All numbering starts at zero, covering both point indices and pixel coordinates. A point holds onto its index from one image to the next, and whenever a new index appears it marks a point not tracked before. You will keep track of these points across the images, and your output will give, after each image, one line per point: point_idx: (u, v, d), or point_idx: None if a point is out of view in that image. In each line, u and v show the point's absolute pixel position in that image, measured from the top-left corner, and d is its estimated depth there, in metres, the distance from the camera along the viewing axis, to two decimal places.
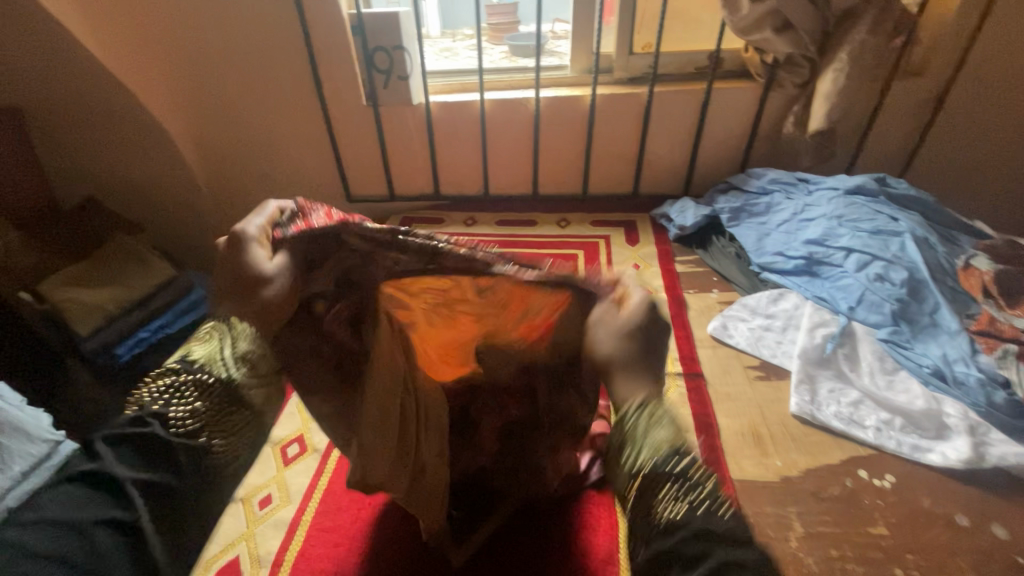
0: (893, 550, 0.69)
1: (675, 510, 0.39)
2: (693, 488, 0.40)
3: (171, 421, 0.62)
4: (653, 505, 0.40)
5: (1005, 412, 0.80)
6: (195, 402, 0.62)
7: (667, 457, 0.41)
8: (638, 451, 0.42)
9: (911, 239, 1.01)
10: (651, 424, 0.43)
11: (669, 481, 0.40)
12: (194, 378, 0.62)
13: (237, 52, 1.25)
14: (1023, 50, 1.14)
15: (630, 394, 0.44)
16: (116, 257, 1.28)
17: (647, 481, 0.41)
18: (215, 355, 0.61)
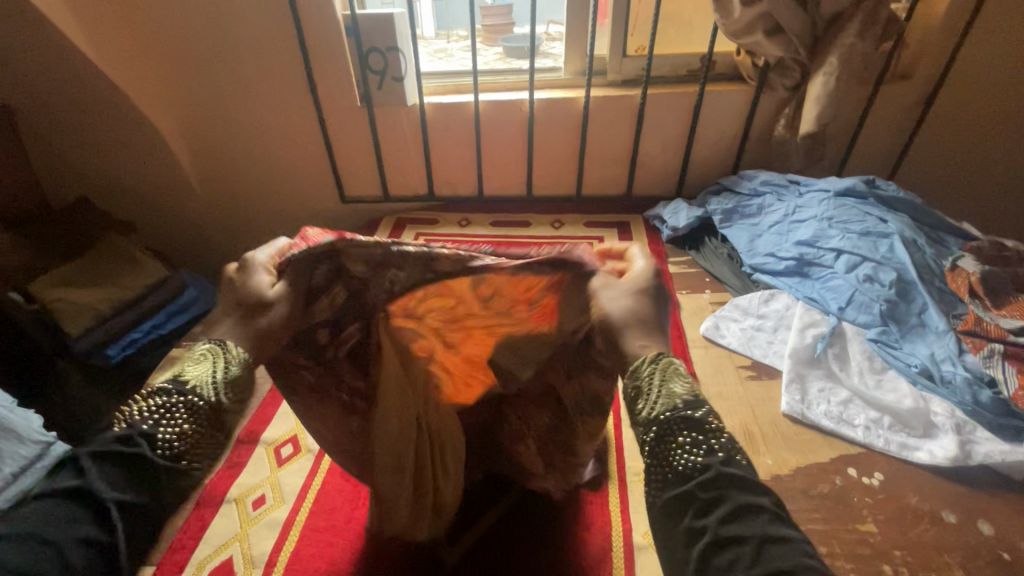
0: (881, 547, 0.70)
1: (693, 456, 0.44)
2: (709, 436, 0.44)
3: (164, 448, 0.42)
4: (671, 452, 0.44)
5: (992, 411, 0.81)
6: (173, 428, 0.43)
7: (685, 407, 0.45)
8: (655, 403, 0.47)
9: (899, 240, 1.02)
10: (668, 377, 0.47)
11: (684, 431, 0.45)
12: (193, 400, 0.44)
13: (230, 52, 1.24)
14: (1008, 54, 1.16)
15: (645, 349, 0.49)
16: (108, 256, 1.27)
17: (664, 430, 0.45)
18: (210, 379, 0.46)
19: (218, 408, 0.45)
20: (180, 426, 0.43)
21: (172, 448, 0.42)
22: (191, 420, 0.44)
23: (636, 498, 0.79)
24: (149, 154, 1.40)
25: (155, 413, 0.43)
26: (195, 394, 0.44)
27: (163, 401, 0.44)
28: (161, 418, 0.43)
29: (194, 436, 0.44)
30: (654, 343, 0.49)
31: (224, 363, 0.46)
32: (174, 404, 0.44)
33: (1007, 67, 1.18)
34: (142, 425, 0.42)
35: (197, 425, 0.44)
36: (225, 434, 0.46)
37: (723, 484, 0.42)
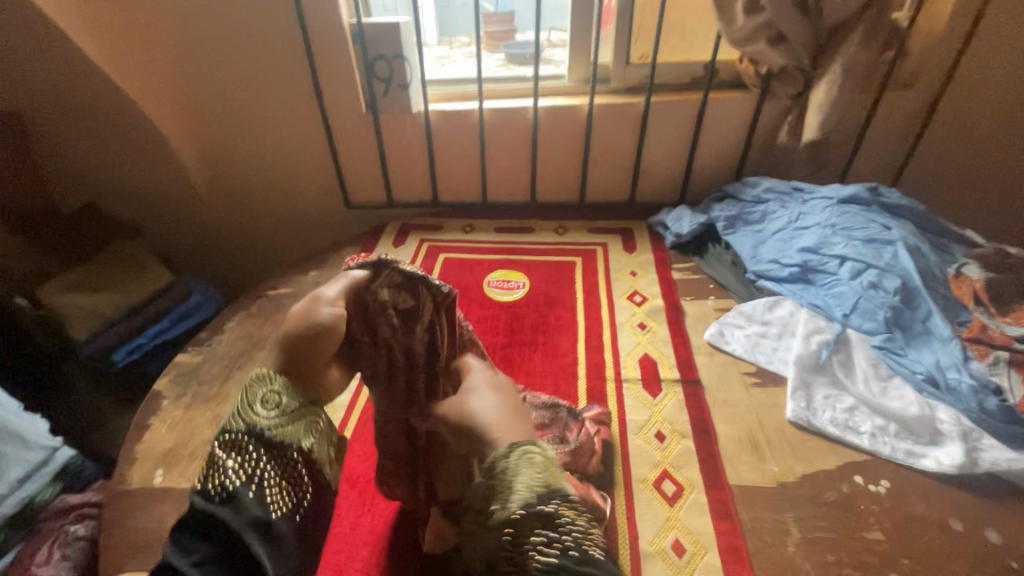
0: (888, 555, 0.70)
1: (546, 557, 0.45)
2: (562, 533, 0.46)
3: (227, 490, 0.47)
4: (527, 556, 0.45)
5: (997, 417, 0.81)
6: (226, 469, 0.48)
7: (540, 503, 0.46)
8: (511, 502, 0.47)
9: (904, 247, 1.01)
10: (520, 472, 0.48)
11: (540, 530, 0.46)
12: (242, 439, 0.50)
13: (238, 60, 1.25)
14: (1009, 62, 1.17)
15: (502, 444, 0.50)
16: (112, 263, 1.28)
17: (518, 532, 0.46)
18: (249, 409, 0.51)
19: (259, 432, 0.51)
20: (229, 466, 0.48)
21: (231, 487, 0.47)
22: (240, 454, 0.49)
23: (642, 506, 0.78)
24: (156, 161, 1.41)
25: (206, 469, 0.48)
26: (239, 431, 0.50)
27: (220, 452, 0.49)
28: (213, 472, 0.48)
29: (249, 468, 0.49)
30: (507, 437, 0.51)
31: (252, 394, 0.52)
32: (221, 452, 0.49)
33: (1010, 75, 1.18)
34: (200, 484, 0.47)
35: (249, 456, 0.49)
36: (279, 449, 0.51)
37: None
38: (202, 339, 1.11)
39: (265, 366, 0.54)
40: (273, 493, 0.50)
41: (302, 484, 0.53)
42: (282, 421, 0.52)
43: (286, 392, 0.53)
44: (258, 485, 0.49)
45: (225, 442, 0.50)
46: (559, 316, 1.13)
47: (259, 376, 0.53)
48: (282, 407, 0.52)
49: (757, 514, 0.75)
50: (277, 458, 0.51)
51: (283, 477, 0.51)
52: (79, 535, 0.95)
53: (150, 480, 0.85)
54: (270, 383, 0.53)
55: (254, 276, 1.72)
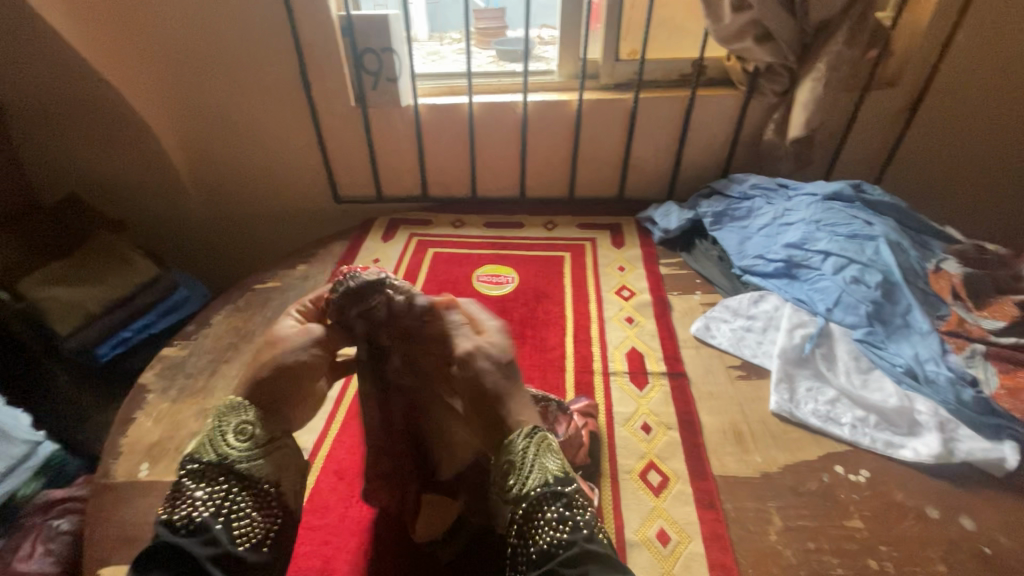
0: (867, 542, 0.72)
1: (557, 532, 0.49)
2: (574, 512, 0.50)
3: (191, 517, 0.49)
4: (537, 531, 0.50)
5: (973, 409, 0.84)
6: (193, 499, 0.51)
7: (555, 483, 0.51)
8: (529, 480, 0.52)
9: (885, 242, 1.03)
10: (541, 455, 0.52)
11: (552, 506, 0.50)
12: (208, 467, 0.52)
13: (225, 51, 1.24)
14: (989, 62, 1.19)
15: (523, 424, 0.54)
16: (97, 254, 1.26)
17: (533, 506, 0.50)
18: (215, 439, 0.53)
19: (230, 464, 0.52)
20: (196, 497, 0.51)
21: (196, 518, 0.49)
22: (208, 484, 0.51)
23: (629, 496, 0.79)
24: (141, 152, 1.39)
25: (173, 499, 0.51)
26: (205, 460, 0.52)
27: (189, 481, 0.52)
28: (182, 499, 0.51)
29: (217, 500, 0.51)
30: (530, 420, 0.55)
31: (222, 424, 0.54)
32: (192, 479, 0.52)
33: (990, 75, 1.21)
34: (167, 515, 0.50)
35: (217, 488, 0.51)
36: (249, 482, 0.52)
37: (586, 559, 0.47)
38: (187, 333, 1.10)
39: (238, 394, 0.55)
40: (242, 524, 0.50)
41: (274, 516, 0.53)
42: (251, 452, 0.53)
43: (257, 424, 0.53)
44: (225, 516, 0.50)
45: (194, 470, 0.52)
46: (548, 311, 1.14)
47: (229, 407, 0.54)
48: (250, 438, 0.53)
49: (739, 503, 0.77)
50: (246, 490, 0.52)
51: (254, 508, 0.51)
52: (62, 530, 0.93)
53: (135, 473, 0.84)
54: (242, 414, 0.53)
55: (241, 271, 1.70)
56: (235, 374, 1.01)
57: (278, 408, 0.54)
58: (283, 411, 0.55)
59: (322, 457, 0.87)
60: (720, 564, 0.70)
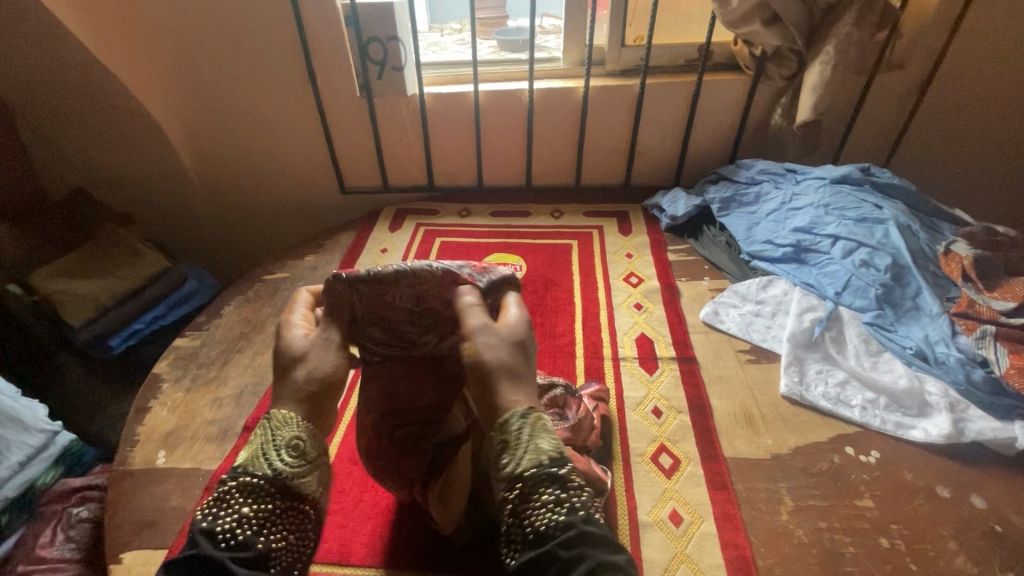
0: (878, 521, 0.72)
1: (553, 515, 0.44)
2: (570, 494, 0.45)
3: (231, 532, 0.44)
4: (532, 512, 0.45)
5: (983, 389, 0.84)
6: (238, 514, 0.45)
7: (551, 464, 0.46)
8: (523, 458, 0.47)
9: (894, 226, 1.03)
10: (535, 434, 0.48)
11: (547, 489, 0.45)
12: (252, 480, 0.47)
13: (229, 42, 1.24)
14: (999, 42, 1.18)
15: (515, 404, 0.49)
16: (108, 249, 1.26)
17: (526, 487, 0.46)
18: (264, 451, 0.48)
19: (281, 481, 0.47)
20: (240, 511, 0.45)
21: (241, 534, 0.44)
22: (254, 500, 0.46)
23: (641, 479, 0.79)
24: (147, 144, 1.40)
25: (214, 508, 0.45)
26: (252, 472, 0.47)
27: (229, 493, 0.46)
28: (222, 512, 0.45)
29: (260, 517, 0.46)
30: (525, 401, 0.50)
31: (274, 437, 0.49)
32: (234, 492, 0.46)
33: (1000, 55, 1.19)
34: (207, 523, 0.44)
35: (262, 504, 0.46)
36: (295, 500, 0.48)
37: (585, 542, 0.42)
38: (199, 324, 1.11)
39: (288, 409, 0.51)
40: (281, 545, 0.46)
41: (309, 541, 0.48)
42: (303, 469, 0.48)
43: (309, 439, 0.50)
44: (268, 535, 0.45)
45: (237, 483, 0.47)
46: (556, 298, 1.14)
47: (279, 417, 0.50)
48: (303, 455, 0.49)
49: (751, 484, 0.78)
50: (290, 510, 0.47)
51: (295, 531, 0.47)
52: (82, 517, 0.96)
53: (153, 461, 0.85)
54: (297, 429, 0.49)
55: (249, 262, 1.72)
56: (248, 363, 1.02)
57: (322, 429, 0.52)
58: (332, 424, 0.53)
59: (337, 443, 0.89)
60: (732, 543, 0.71)
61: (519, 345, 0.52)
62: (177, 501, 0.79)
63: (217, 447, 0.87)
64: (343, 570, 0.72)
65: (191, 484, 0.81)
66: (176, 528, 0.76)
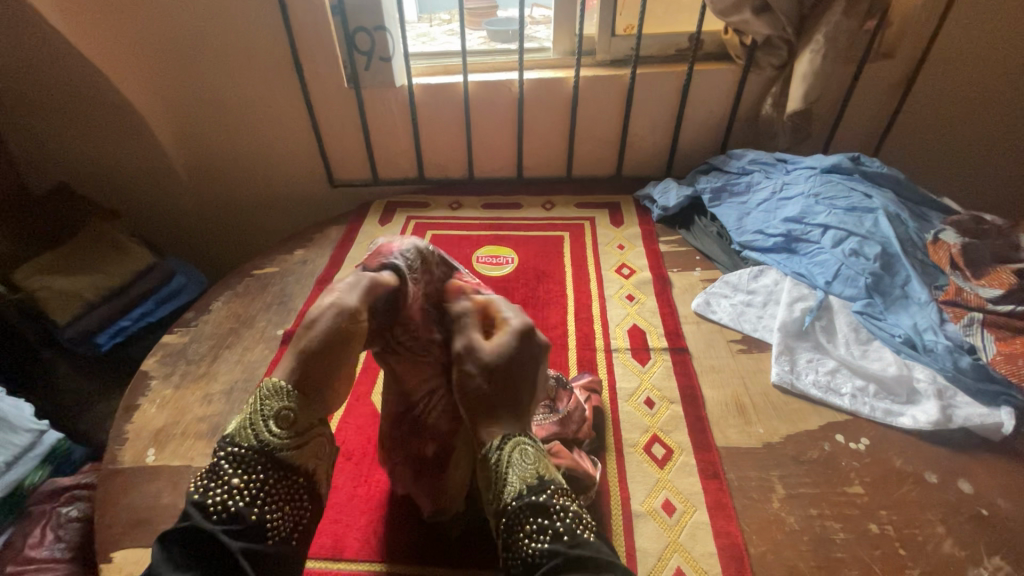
0: (867, 507, 0.73)
1: (538, 542, 0.46)
2: (553, 519, 0.48)
3: (222, 503, 0.47)
4: (520, 543, 0.47)
5: (970, 376, 0.85)
6: (229, 485, 0.47)
7: (530, 493, 0.49)
8: (506, 492, 0.50)
9: (884, 214, 1.04)
10: (514, 464, 0.51)
11: (530, 518, 0.48)
12: (241, 453, 0.49)
13: (210, 30, 1.21)
14: (986, 31, 1.18)
15: (495, 434, 0.53)
16: (91, 245, 1.24)
17: (512, 518, 0.49)
18: (252, 421, 0.50)
19: (271, 451, 0.49)
20: (231, 482, 0.48)
21: (233, 505, 0.47)
22: (245, 471, 0.48)
23: (634, 470, 0.80)
24: (131, 137, 1.37)
25: (207, 480, 0.48)
26: (242, 444, 0.49)
27: (219, 465, 0.48)
28: (214, 483, 0.47)
29: (250, 489, 0.48)
30: (505, 428, 0.53)
31: (263, 406, 0.50)
32: (226, 463, 0.48)
33: (988, 44, 1.20)
34: (200, 495, 0.47)
35: (253, 475, 0.48)
36: (285, 471, 0.50)
37: (572, 567, 0.44)
38: (187, 320, 1.10)
39: (279, 375, 0.51)
40: (274, 517, 0.48)
41: (303, 508, 0.51)
42: (292, 440, 0.51)
43: (298, 408, 0.51)
44: (260, 507, 0.48)
45: (228, 455, 0.49)
46: (548, 290, 1.14)
47: (269, 387, 0.50)
48: (291, 425, 0.51)
49: (743, 473, 0.78)
50: (282, 481, 0.50)
51: (288, 502, 0.49)
52: (72, 517, 0.95)
53: (143, 458, 0.84)
54: (285, 399, 0.50)
55: (237, 257, 1.70)
56: (238, 359, 1.01)
57: (319, 398, 0.52)
58: (325, 393, 0.53)
59: None
60: (724, 532, 0.71)
61: (501, 367, 0.53)
62: (168, 499, 0.78)
63: (207, 444, 0.86)
64: (337, 565, 0.71)
65: (182, 481, 0.80)
66: (168, 526, 0.75)
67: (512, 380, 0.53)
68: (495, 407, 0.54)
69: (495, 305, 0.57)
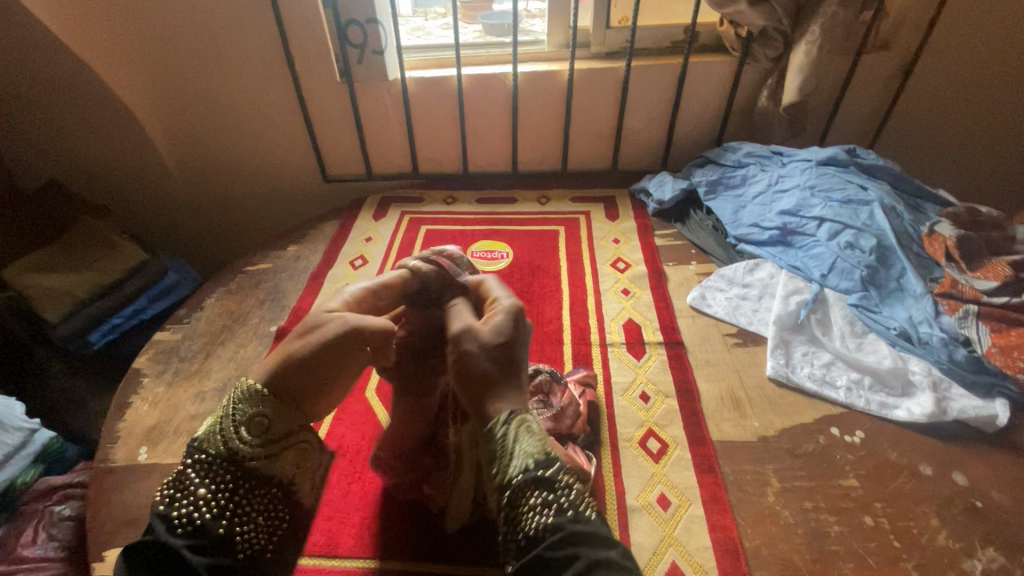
0: (862, 500, 0.73)
1: (542, 517, 0.46)
2: (558, 494, 0.47)
3: (186, 515, 0.47)
4: (523, 517, 0.47)
5: (966, 368, 0.85)
6: (196, 496, 0.48)
7: (536, 468, 0.48)
8: (511, 465, 0.49)
9: (880, 207, 1.04)
10: (518, 439, 0.50)
11: (535, 491, 0.47)
12: (207, 464, 0.49)
13: (199, 23, 1.19)
14: (983, 22, 1.18)
15: (502, 411, 0.51)
16: (83, 241, 1.23)
17: (516, 492, 0.48)
18: (220, 430, 0.51)
19: (239, 460, 0.50)
20: (198, 493, 0.48)
21: (199, 517, 0.47)
22: (212, 482, 0.48)
23: (629, 464, 0.80)
24: (122, 133, 1.36)
25: (174, 490, 0.48)
26: (209, 453, 0.50)
27: (186, 476, 0.49)
28: (181, 494, 0.48)
29: (218, 499, 0.48)
30: (510, 404, 0.52)
31: (232, 414, 0.51)
32: (194, 474, 0.49)
33: (983, 35, 1.19)
34: (166, 506, 0.47)
35: (221, 485, 0.49)
36: (255, 480, 0.50)
37: (575, 541, 0.44)
38: (180, 317, 1.09)
39: (254, 381, 0.52)
40: (244, 529, 0.48)
41: (278, 519, 0.51)
42: (261, 449, 0.50)
43: (269, 416, 0.51)
44: (228, 518, 0.48)
45: (194, 466, 0.49)
46: (543, 284, 1.13)
47: (245, 388, 0.52)
48: (262, 432, 0.51)
49: (738, 467, 0.78)
50: (254, 492, 0.50)
51: (258, 514, 0.49)
52: (65, 516, 0.94)
53: (135, 457, 0.84)
54: (256, 405, 0.51)
55: (231, 253, 1.69)
56: (231, 356, 1.00)
57: (295, 404, 0.53)
58: (304, 401, 0.54)
59: (322, 434, 0.88)
60: (720, 526, 0.71)
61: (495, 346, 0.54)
62: None
63: None
64: (331, 562, 0.71)
65: None
66: None
67: (507, 356, 0.54)
68: (494, 383, 0.53)
69: (488, 285, 0.62)
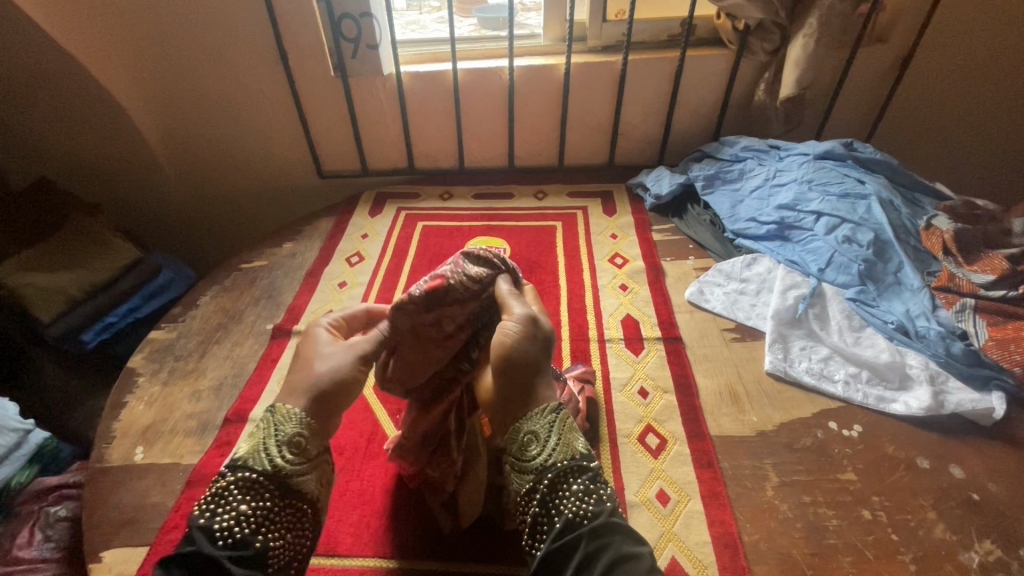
0: (861, 493, 0.73)
1: (583, 504, 0.49)
2: (598, 486, 0.51)
3: (226, 527, 0.47)
4: (562, 501, 0.50)
5: (962, 361, 0.86)
6: (236, 511, 0.48)
7: (578, 459, 0.52)
8: (555, 453, 0.53)
9: (877, 201, 1.04)
10: (565, 431, 0.54)
11: (577, 479, 0.51)
12: (247, 481, 0.49)
13: (190, 17, 1.17)
14: (980, 15, 1.18)
15: (549, 400, 0.55)
16: (77, 240, 1.21)
17: (558, 477, 0.51)
18: (261, 448, 0.51)
19: (280, 478, 0.50)
20: (239, 508, 0.48)
21: (238, 532, 0.47)
22: (253, 498, 0.48)
23: (628, 459, 0.80)
24: (113, 130, 1.34)
25: (214, 503, 0.48)
26: (252, 468, 0.50)
27: (226, 489, 0.49)
28: (221, 508, 0.48)
29: (257, 515, 0.48)
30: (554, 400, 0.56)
31: (276, 432, 0.52)
32: (234, 489, 0.49)
33: (980, 28, 1.19)
34: (206, 519, 0.47)
35: (260, 502, 0.49)
36: (291, 498, 0.50)
37: (614, 529, 0.47)
38: (175, 315, 1.08)
39: (293, 403, 0.53)
40: (276, 545, 0.48)
41: (305, 539, 0.51)
42: (300, 468, 0.51)
43: (309, 437, 0.52)
44: (264, 533, 0.48)
45: (234, 480, 0.49)
46: (541, 280, 1.13)
47: (280, 413, 0.53)
48: (301, 453, 0.52)
49: (737, 461, 0.78)
50: (286, 509, 0.50)
51: (292, 532, 0.50)
52: (61, 516, 0.94)
53: (131, 457, 0.83)
54: (298, 425, 0.52)
55: (226, 250, 1.68)
56: (227, 354, 0.99)
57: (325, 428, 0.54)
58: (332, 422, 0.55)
59: None
60: (719, 521, 0.71)
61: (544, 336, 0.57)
62: (157, 497, 0.77)
63: (196, 441, 0.85)
64: (330, 561, 0.71)
65: (171, 479, 0.79)
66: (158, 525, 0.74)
67: (550, 337, 0.58)
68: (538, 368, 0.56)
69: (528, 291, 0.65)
